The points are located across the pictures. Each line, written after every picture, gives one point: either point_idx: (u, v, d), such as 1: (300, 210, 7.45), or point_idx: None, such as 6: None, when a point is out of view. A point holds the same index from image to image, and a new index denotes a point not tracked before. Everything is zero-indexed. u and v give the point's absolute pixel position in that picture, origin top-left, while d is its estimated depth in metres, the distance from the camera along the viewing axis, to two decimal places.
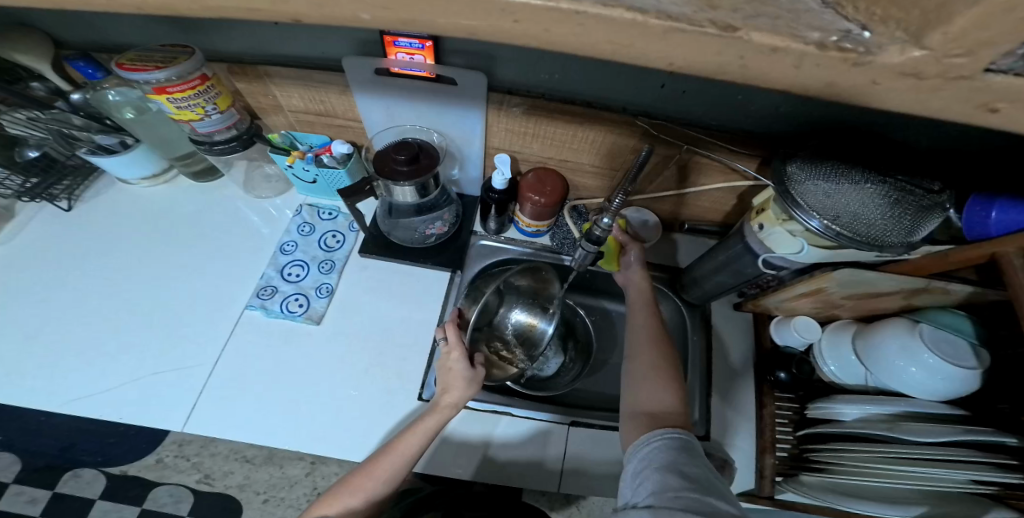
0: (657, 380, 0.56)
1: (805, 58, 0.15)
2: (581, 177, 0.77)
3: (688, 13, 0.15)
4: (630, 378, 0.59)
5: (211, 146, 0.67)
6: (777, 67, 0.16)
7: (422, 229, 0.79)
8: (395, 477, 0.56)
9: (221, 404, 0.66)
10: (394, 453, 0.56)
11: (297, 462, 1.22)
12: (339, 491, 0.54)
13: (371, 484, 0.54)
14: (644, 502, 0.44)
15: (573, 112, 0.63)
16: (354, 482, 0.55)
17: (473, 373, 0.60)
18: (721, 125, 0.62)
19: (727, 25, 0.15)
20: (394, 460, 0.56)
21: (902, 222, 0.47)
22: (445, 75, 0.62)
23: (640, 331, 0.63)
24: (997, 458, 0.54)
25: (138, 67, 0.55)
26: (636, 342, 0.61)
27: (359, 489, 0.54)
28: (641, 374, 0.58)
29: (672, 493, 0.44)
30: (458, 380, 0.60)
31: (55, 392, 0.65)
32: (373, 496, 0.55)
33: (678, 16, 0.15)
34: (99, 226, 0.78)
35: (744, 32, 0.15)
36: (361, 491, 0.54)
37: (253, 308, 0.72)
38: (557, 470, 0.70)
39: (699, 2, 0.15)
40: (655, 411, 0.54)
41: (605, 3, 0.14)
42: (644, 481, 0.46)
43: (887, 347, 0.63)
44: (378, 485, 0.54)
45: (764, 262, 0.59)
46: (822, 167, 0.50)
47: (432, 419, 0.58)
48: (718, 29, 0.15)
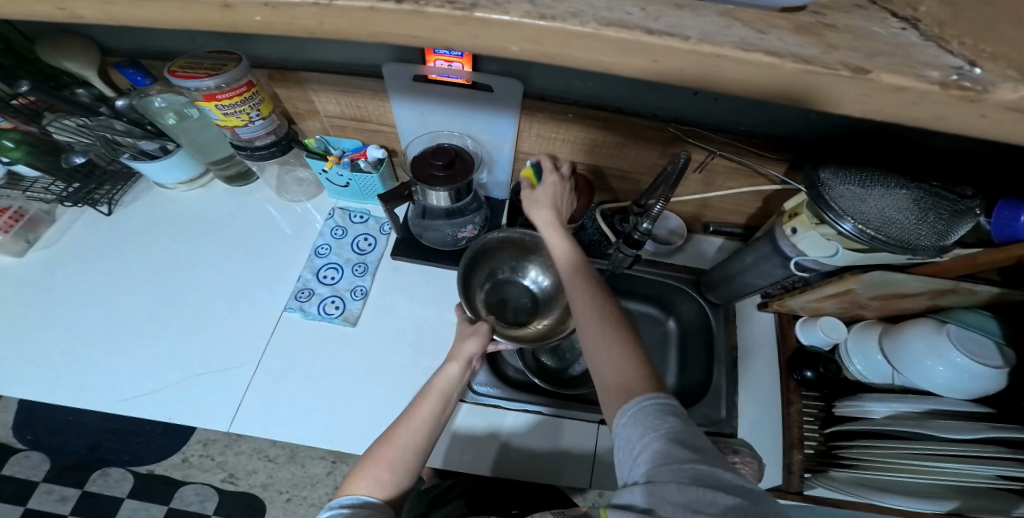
0: (619, 352, 0.49)
1: (927, 95, 0.20)
2: (607, 181, 0.78)
3: (816, 60, 0.20)
4: (591, 356, 0.52)
5: (253, 151, 0.69)
6: (898, 101, 0.20)
7: (453, 233, 0.79)
8: (411, 462, 0.54)
9: (264, 403, 0.68)
10: (409, 423, 0.56)
11: (318, 461, 1.25)
12: (366, 466, 0.54)
13: (393, 454, 0.54)
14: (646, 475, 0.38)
15: (603, 118, 0.64)
16: (377, 455, 0.54)
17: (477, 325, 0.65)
18: (751, 131, 0.64)
19: (859, 69, 0.20)
20: (412, 433, 0.56)
21: (934, 226, 0.48)
22: (481, 82, 0.63)
23: (584, 323, 0.54)
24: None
25: (189, 74, 0.57)
26: (588, 313, 0.55)
27: (381, 461, 0.53)
28: (598, 344, 0.52)
29: (678, 465, 0.37)
30: (465, 336, 0.64)
31: (105, 392, 0.67)
32: (394, 469, 0.53)
33: (808, 61, 0.20)
34: (138, 229, 0.80)
35: (873, 74, 0.20)
36: (386, 463, 0.53)
37: (292, 310, 0.74)
38: (588, 466, 0.72)
39: (824, 48, 0.21)
40: (626, 383, 0.46)
41: (742, 49, 0.20)
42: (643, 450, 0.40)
43: (914, 346, 0.65)
44: (402, 455, 0.54)
45: (796, 264, 0.61)
46: (853, 174, 0.52)
47: (440, 381, 0.60)
48: (849, 72, 0.20)
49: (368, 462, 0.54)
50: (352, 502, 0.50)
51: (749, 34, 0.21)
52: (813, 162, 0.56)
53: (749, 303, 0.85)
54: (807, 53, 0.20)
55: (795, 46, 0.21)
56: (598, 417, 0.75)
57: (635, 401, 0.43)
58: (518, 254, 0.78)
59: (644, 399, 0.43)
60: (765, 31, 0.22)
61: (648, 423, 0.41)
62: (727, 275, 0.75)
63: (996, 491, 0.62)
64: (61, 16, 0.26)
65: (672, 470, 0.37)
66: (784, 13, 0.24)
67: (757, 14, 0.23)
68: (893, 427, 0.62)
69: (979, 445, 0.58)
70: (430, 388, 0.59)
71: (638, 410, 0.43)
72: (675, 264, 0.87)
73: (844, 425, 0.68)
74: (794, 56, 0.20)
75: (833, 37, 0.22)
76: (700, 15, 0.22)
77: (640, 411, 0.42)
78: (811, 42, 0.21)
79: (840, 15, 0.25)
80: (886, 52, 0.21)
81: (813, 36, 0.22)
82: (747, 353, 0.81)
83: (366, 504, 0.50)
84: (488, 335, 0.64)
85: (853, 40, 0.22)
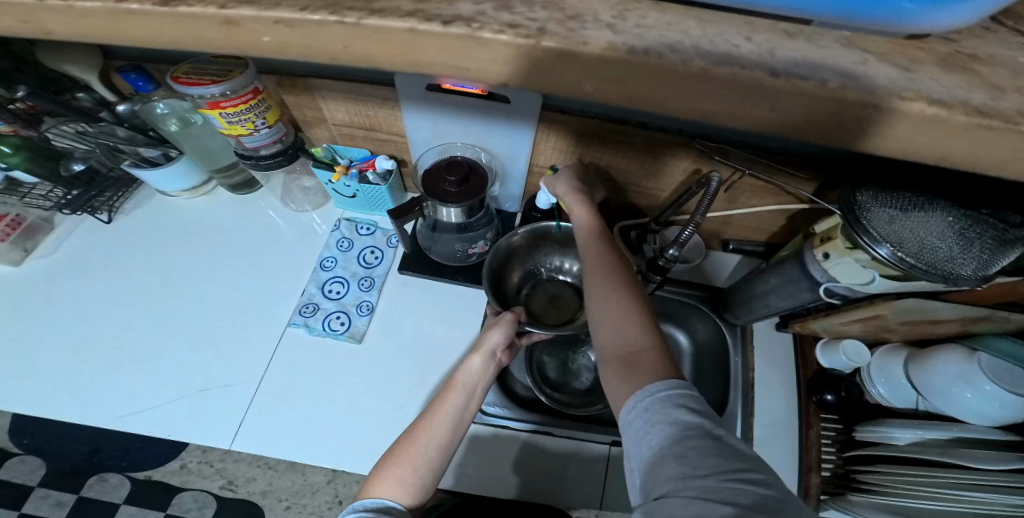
0: (624, 316, 0.48)
1: None
2: (624, 195, 0.75)
3: (1003, 110, 0.19)
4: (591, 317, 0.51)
5: (258, 161, 0.67)
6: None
7: (464, 249, 0.77)
8: (434, 463, 0.51)
9: (267, 422, 0.65)
10: (434, 419, 0.53)
11: (319, 469, 1.20)
12: (388, 465, 0.51)
13: (416, 451, 0.51)
14: (657, 493, 0.34)
15: (625, 132, 0.61)
16: (400, 453, 0.51)
17: (502, 315, 0.63)
18: (781, 148, 0.61)
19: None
20: (438, 430, 0.53)
21: (979, 255, 0.45)
22: (499, 94, 0.61)
23: (592, 277, 0.53)
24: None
25: (193, 81, 0.54)
26: (598, 279, 0.52)
27: (404, 460, 0.51)
28: (598, 303, 0.50)
29: (692, 479, 0.33)
30: (490, 327, 0.62)
31: (102, 408, 0.64)
32: (420, 463, 0.51)
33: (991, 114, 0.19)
34: (140, 236, 0.78)
35: None
36: (409, 461, 0.50)
37: (296, 325, 0.72)
38: (599, 490, 0.69)
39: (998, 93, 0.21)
40: (626, 351, 0.45)
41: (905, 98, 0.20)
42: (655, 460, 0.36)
43: (942, 372, 0.63)
44: (425, 452, 0.51)
45: (825, 290, 0.59)
46: (891, 198, 0.49)
47: (465, 371, 0.58)
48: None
49: (390, 461, 0.51)
50: (375, 506, 0.48)
51: (867, 72, 0.21)
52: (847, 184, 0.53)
53: (767, 323, 0.81)
54: (923, 94, 0.20)
55: (915, 85, 0.20)
56: (609, 438, 0.72)
57: (644, 392, 0.41)
58: (543, 251, 0.76)
59: (656, 387, 0.40)
60: (910, 68, 0.21)
61: (645, 393, 0.40)
62: (747, 296, 0.73)
63: None
64: (27, 32, 0.25)
65: (679, 485, 0.33)
66: (877, 48, 0.22)
67: (879, 43, 0.23)
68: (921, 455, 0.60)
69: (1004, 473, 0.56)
70: (456, 380, 0.57)
71: (643, 415, 0.39)
72: (692, 281, 0.86)
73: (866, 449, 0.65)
74: (914, 101, 0.19)
75: (983, 72, 0.22)
76: (822, 44, 0.22)
77: (645, 397, 0.40)
78: (973, 82, 0.21)
79: (974, 41, 0.24)
80: (1020, 90, 0.21)
81: (961, 71, 0.22)
82: (767, 375, 0.77)
83: (390, 509, 0.48)
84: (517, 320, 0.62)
85: (1014, 76, 0.22)
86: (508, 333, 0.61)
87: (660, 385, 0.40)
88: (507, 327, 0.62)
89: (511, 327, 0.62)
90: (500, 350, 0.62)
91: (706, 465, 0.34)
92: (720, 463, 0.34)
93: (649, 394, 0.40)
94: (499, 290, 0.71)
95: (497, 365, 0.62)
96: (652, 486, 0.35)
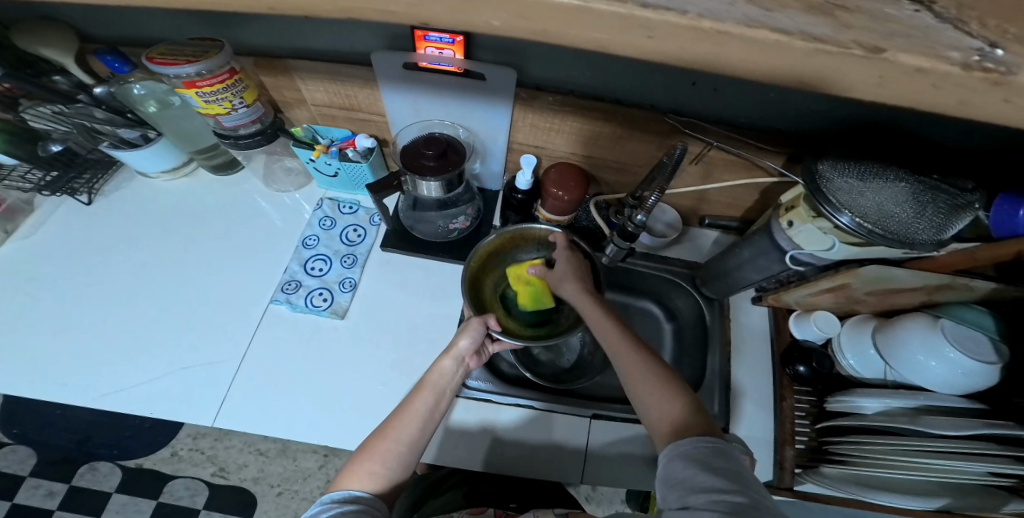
0: (663, 391, 0.53)
1: (946, 78, 0.16)
2: (603, 173, 0.77)
3: (833, 34, 0.17)
4: (637, 401, 0.54)
5: (236, 140, 0.67)
6: (914, 84, 0.17)
7: (444, 224, 0.79)
8: (404, 460, 0.55)
9: (249, 401, 0.66)
10: (404, 418, 0.56)
11: (310, 455, 1.25)
12: (360, 459, 0.54)
13: (386, 446, 0.55)
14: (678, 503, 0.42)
15: (598, 108, 0.63)
16: (374, 449, 0.55)
17: (470, 321, 0.63)
18: (749, 123, 0.62)
19: (874, 46, 0.16)
20: (407, 426, 0.56)
21: (933, 220, 0.47)
22: (474, 71, 0.61)
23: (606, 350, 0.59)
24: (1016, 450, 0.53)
25: (168, 60, 0.54)
26: (618, 362, 0.57)
27: (376, 454, 0.54)
28: (636, 385, 0.54)
29: (714, 496, 0.40)
30: (458, 333, 0.63)
31: (86, 387, 0.65)
32: (390, 458, 0.54)
33: (824, 38, 0.17)
34: (119, 220, 0.78)
35: (890, 53, 0.16)
36: (379, 456, 0.54)
37: (279, 302, 0.73)
38: (580, 460, 0.72)
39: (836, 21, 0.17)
40: (680, 426, 0.49)
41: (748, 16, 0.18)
42: (681, 481, 0.44)
43: (908, 342, 0.63)
44: (396, 449, 0.54)
45: (792, 258, 0.61)
46: (851, 166, 0.51)
47: (435, 373, 0.60)
48: (864, 50, 0.17)
49: (362, 456, 0.55)
50: (343, 497, 0.51)
51: None
52: (812, 155, 0.54)
53: (743, 297, 0.85)
54: None
55: None
56: (591, 411, 0.75)
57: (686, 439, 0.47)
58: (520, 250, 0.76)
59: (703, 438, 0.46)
60: None
61: (681, 444, 0.46)
62: (723, 270, 0.75)
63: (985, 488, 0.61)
64: None
65: (702, 500, 0.41)
66: None
67: None
68: (889, 423, 0.61)
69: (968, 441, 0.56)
70: (425, 381, 0.59)
71: (675, 448, 0.46)
72: (671, 257, 0.87)
73: (837, 420, 0.67)
74: None
75: None
76: None
77: (678, 445, 0.46)
78: (822, 19, 0.17)
79: None
80: None
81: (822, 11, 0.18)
82: (740, 344, 0.81)
83: (356, 498, 0.51)
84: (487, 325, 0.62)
85: None
86: (477, 338, 0.62)
87: (695, 438, 0.46)
88: (477, 332, 0.63)
89: (478, 332, 0.63)
90: (469, 355, 0.63)
91: (723, 479, 0.42)
92: (733, 478, 0.42)
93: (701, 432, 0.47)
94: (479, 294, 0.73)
95: (464, 370, 0.64)
96: (670, 490, 0.44)
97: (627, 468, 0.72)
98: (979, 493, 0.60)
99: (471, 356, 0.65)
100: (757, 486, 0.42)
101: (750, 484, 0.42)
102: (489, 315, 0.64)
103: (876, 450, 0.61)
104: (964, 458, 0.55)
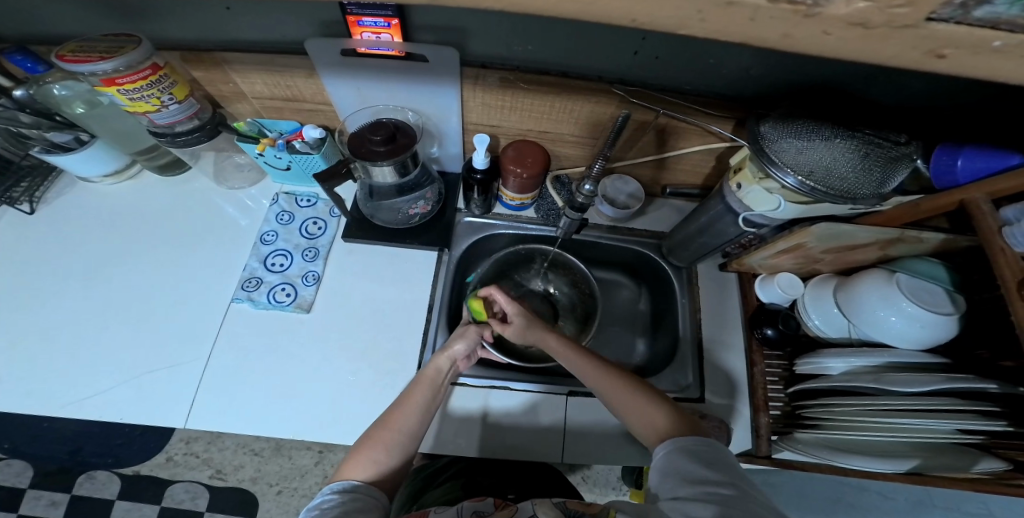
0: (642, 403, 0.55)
1: (758, 11, 0.13)
2: (562, 147, 0.76)
3: None
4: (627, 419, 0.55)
5: (174, 138, 0.65)
6: (731, 21, 0.14)
7: (406, 210, 0.78)
8: (408, 446, 0.56)
9: (219, 399, 0.66)
10: (404, 407, 0.58)
11: (305, 452, 1.26)
12: (361, 448, 0.55)
13: (389, 436, 0.55)
14: (669, 494, 0.45)
15: (546, 82, 0.62)
16: (373, 438, 0.55)
17: (466, 328, 0.68)
18: (697, 90, 0.62)
19: None
20: (407, 416, 0.57)
21: (873, 175, 0.47)
22: (415, 53, 0.59)
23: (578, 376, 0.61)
24: (982, 406, 0.52)
25: (81, 58, 0.51)
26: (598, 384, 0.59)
27: (380, 443, 0.55)
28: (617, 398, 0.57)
29: (710, 488, 0.43)
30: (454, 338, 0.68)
31: (53, 397, 0.65)
32: (394, 449, 0.55)
33: None
34: (75, 229, 0.77)
35: None
36: (381, 444, 0.55)
37: (240, 300, 0.73)
38: (559, 439, 0.71)
39: None
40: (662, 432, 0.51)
41: None
42: (677, 472, 0.46)
43: (868, 299, 0.63)
44: (398, 437, 0.55)
45: (745, 220, 0.62)
46: (794, 124, 0.50)
47: (431, 370, 0.63)
48: None
49: (364, 445, 0.55)
50: (342, 487, 0.51)
51: None
52: (755, 117, 0.54)
53: (710, 265, 0.86)
54: None
55: None
56: (566, 388, 0.74)
57: (674, 439, 0.49)
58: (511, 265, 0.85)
59: (697, 439, 0.48)
60: None
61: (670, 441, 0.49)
62: (687, 238, 0.75)
63: (956, 446, 0.61)
64: None
65: (694, 492, 0.43)
66: None
67: None
68: (854, 383, 0.60)
69: (937, 398, 0.55)
70: (423, 376, 0.62)
71: (673, 443, 0.48)
72: (637, 229, 0.87)
73: (808, 383, 0.66)
74: None
75: None
76: None
77: (674, 440, 0.49)
78: None
79: None
80: None
81: None
82: (711, 312, 0.81)
83: (354, 488, 0.51)
84: (477, 333, 0.68)
85: None
86: (472, 345, 0.67)
87: (689, 436, 0.49)
88: (472, 339, 0.68)
89: (474, 339, 0.68)
90: (460, 359, 0.67)
91: (717, 473, 0.44)
92: (729, 473, 0.44)
93: (699, 438, 0.48)
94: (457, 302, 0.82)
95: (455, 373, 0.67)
96: (665, 478, 0.46)
97: (606, 444, 0.72)
98: (951, 453, 0.60)
99: (461, 359, 0.68)
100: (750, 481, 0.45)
101: (746, 482, 0.44)
102: (484, 327, 0.70)
103: (844, 412, 0.61)
104: (929, 415, 0.54)
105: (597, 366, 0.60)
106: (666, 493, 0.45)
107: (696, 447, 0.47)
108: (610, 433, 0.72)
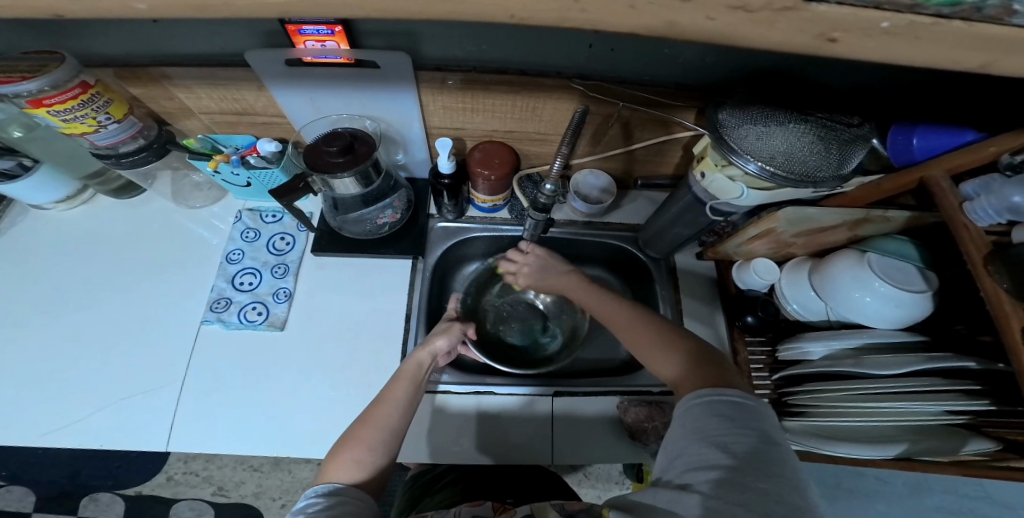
0: (655, 349, 0.54)
1: None
2: (530, 146, 0.75)
3: None
4: (654, 367, 0.54)
5: (120, 159, 0.64)
6: None
7: (374, 220, 0.77)
8: (391, 441, 0.53)
9: (199, 420, 0.65)
10: (386, 403, 0.56)
11: (304, 465, 1.23)
12: (342, 448, 0.51)
13: (371, 434, 0.52)
14: (676, 480, 0.39)
15: (505, 82, 0.60)
16: (354, 438, 0.52)
17: (448, 325, 0.70)
18: (655, 80, 0.61)
19: None
20: (389, 414, 0.55)
21: (831, 157, 0.47)
22: (366, 60, 0.57)
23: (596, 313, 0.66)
24: (962, 385, 0.51)
25: (2, 79, 0.49)
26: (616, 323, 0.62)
27: (360, 442, 0.51)
28: (634, 341, 0.57)
29: (705, 474, 0.37)
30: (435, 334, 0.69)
31: (27, 427, 0.63)
32: (375, 443, 0.52)
33: None
34: (38, 255, 0.74)
35: None
36: (363, 444, 0.51)
37: (210, 322, 0.71)
38: (549, 439, 0.70)
39: None
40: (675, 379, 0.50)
41: None
42: (681, 452, 0.40)
43: (841, 281, 0.62)
44: (382, 435, 0.52)
45: (712, 209, 0.61)
46: (749, 112, 0.50)
47: (412, 364, 0.62)
48: None
49: (345, 445, 0.51)
50: (325, 490, 0.47)
51: None
52: (712, 105, 0.54)
53: (687, 254, 0.86)
54: None
55: None
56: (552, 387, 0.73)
57: (683, 402, 0.44)
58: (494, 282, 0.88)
59: (699, 396, 0.43)
60: None
61: (687, 404, 0.43)
62: (660, 229, 0.75)
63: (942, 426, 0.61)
64: None
65: (692, 481, 0.37)
66: None
67: None
68: (835, 368, 0.60)
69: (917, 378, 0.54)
70: (403, 371, 0.60)
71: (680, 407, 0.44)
72: (612, 223, 0.86)
73: (790, 370, 0.66)
74: None
75: None
76: None
77: (682, 404, 0.44)
78: None
79: None
80: None
81: None
82: (690, 302, 0.82)
83: (336, 490, 0.47)
84: (456, 330, 0.69)
85: None
86: (453, 341, 0.69)
87: (694, 396, 0.43)
88: (453, 336, 0.69)
89: (455, 336, 0.69)
90: (440, 355, 0.68)
91: (720, 454, 0.37)
92: (734, 453, 0.37)
93: (697, 400, 0.43)
94: (436, 308, 0.80)
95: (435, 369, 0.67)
96: (671, 460, 0.41)
97: (597, 442, 0.70)
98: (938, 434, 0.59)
99: (440, 356, 0.69)
100: (762, 458, 0.36)
101: (762, 464, 0.36)
102: (466, 326, 0.73)
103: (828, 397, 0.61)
104: (912, 397, 0.53)
105: (609, 306, 0.64)
106: (674, 477, 0.39)
107: (702, 411, 0.42)
108: (602, 429, 0.71)
